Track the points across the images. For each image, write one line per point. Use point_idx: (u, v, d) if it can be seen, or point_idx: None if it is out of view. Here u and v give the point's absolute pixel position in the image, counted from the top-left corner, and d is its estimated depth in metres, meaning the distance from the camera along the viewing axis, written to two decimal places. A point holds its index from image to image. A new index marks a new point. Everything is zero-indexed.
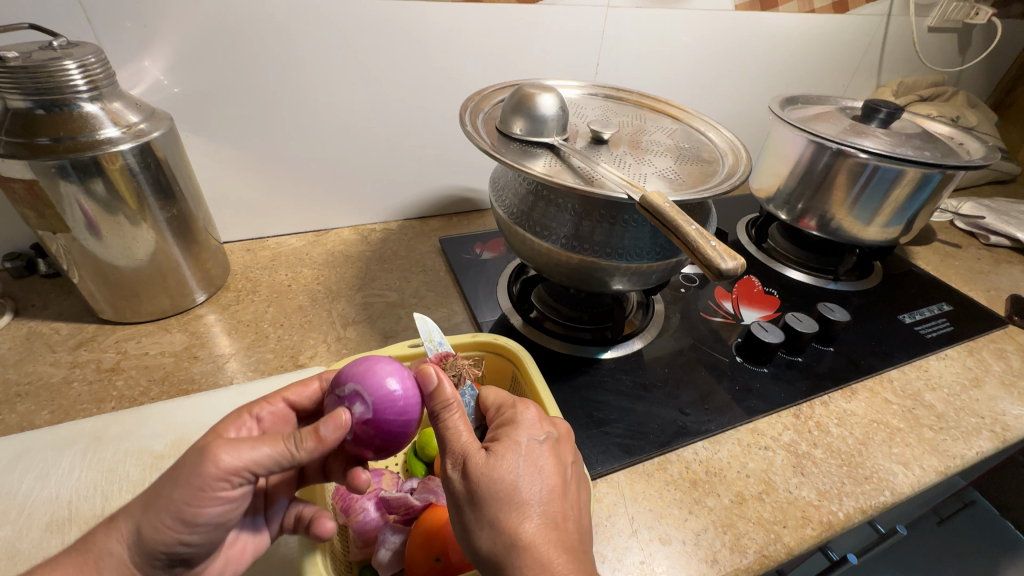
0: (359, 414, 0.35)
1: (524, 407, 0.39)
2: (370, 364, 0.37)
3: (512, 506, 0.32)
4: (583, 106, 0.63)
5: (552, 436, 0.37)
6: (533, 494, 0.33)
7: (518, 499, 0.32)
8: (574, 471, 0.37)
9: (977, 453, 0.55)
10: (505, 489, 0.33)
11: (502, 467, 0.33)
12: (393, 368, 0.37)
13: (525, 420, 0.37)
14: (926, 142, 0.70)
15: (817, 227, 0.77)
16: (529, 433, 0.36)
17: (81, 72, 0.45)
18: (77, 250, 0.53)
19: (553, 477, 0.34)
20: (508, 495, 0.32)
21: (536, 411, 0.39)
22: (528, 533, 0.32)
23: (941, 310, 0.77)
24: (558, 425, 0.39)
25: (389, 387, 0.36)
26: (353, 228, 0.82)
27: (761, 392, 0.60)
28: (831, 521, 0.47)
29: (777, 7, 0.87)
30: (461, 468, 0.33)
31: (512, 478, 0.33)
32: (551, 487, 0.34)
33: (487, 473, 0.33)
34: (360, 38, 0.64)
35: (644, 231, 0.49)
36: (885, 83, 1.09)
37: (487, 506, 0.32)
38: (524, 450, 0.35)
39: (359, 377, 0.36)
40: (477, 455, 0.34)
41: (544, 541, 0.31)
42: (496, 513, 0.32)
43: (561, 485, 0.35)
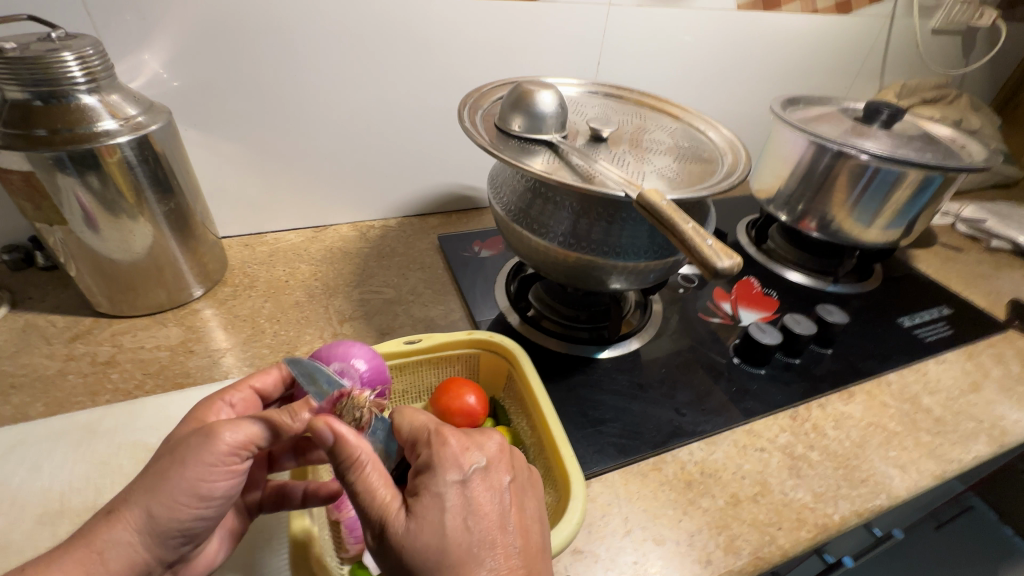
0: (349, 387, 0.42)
1: (444, 436, 0.34)
2: (345, 346, 0.44)
3: (443, 565, 0.29)
4: (582, 104, 0.63)
5: (483, 463, 0.33)
6: (467, 546, 0.30)
7: (451, 557, 0.29)
8: (513, 492, 0.34)
9: (975, 458, 0.54)
10: (433, 549, 0.30)
11: (424, 528, 0.30)
12: (368, 349, 0.45)
13: (446, 456, 0.33)
14: (928, 144, 0.69)
15: (817, 228, 0.77)
16: (451, 477, 0.32)
17: (79, 63, 0.44)
18: (74, 243, 0.53)
19: (489, 516, 0.31)
20: (438, 551, 0.29)
21: (459, 437, 0.34)
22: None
23: (941, 313, 0.76)
24: (491, 443, 0.35)
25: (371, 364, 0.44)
26: (351, 225, 0.81)
27: (758, 394, 0.59)
28: (827, 524, 0.46)
29: (780, 8, 0.86)
30: (383, 539, 0.31)
31: (439, 538, 0.30)
32: (488, 530, 0.31)
33: (409, 537, 0.30)
34: (360, 32, 0.64)
35: (641, 229, 0.49)
36: (888, 85, 1.09)
37: (416, 570, 0.30)
38: (448, 501, 0.31)
39: (342, 359, 0.43)
40: (398, 521, 0.30)
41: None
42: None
43: (502, 524, 0.32)
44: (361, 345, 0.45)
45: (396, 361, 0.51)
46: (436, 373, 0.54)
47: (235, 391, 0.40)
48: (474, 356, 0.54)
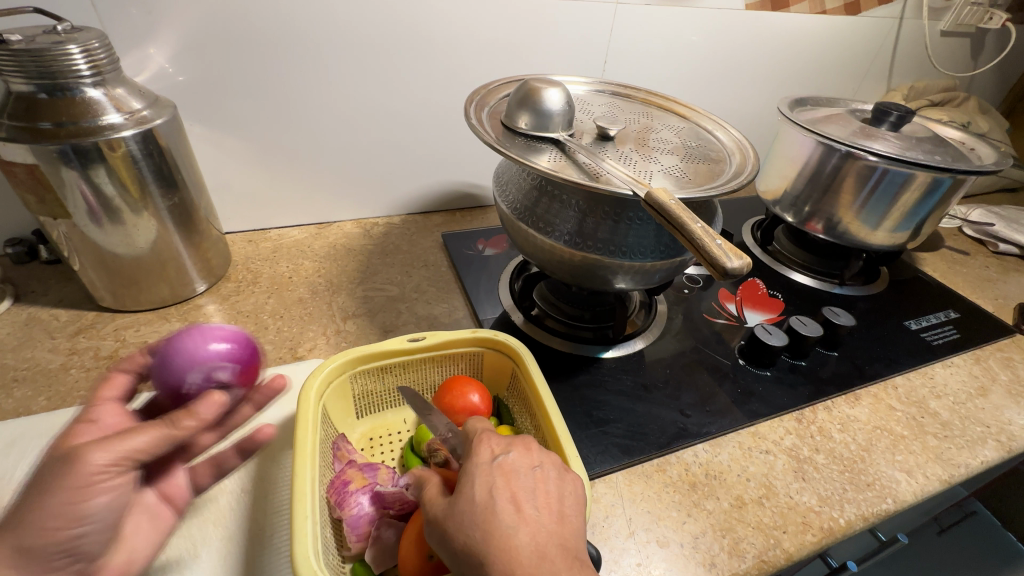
0: (227, 374, 0.39)
1: (482, 433, 0.40)
2: (175, 352, 0.37)
3: (476, 527, 0.33)
4: (589, 102, 0.62)
5: (511, 450, 0.38)
6: (493, 508, 0.34)
7: (481, 519, 0.33)
8: (543, 475, 0.37)
9: (982, 463, 0.54)
10: (466, 515, 0.34)
11: (459, 499, 0.35)
12: (200, 335, 0.38)
13: (481, 447, 0.38)
14: (937, 146, 0.69)
15: (823, 230, 0.76)
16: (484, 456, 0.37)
17: (84, 56, 0.44)
18: (78, 237, 0.52)
19: (512, 486, 0.35)
20: (470, 515, 0.33)
21: (491, 433, 0.40)
22: (496, 545, 0.32)
23: (948, 317, 0.76)
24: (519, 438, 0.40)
25: (219, 343, 0.39)
26: (355, 222, 0.81)
27: (764, 396, 0.59)
28: (832, 528, 0.46)
29: (788, 7, 0.86)
30: (431, 520, 0.35)
31: (472, 500, 0.34)
32: (515, 497, 0.34)
33: (449, 509, 0.34)
34: (366, 27, 0.64)
35: (648, 229, 0.49)
36: (896, 87, 1.08)
37: (455, 538, 0.33)
38: (479, 472, 0.36)
39: (191, 367, 0.37)
40: (441, 502, 0.35)
41: (513, 547, 0.32)
42: (465, 541, 0.33)
43: (528, 494, 0.35)
44: (189, 341, 0.38)
45: (399, 359, 0.51)
46: (440, 372, 0.54)
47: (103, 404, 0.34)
48: (478, 354, 0.54)
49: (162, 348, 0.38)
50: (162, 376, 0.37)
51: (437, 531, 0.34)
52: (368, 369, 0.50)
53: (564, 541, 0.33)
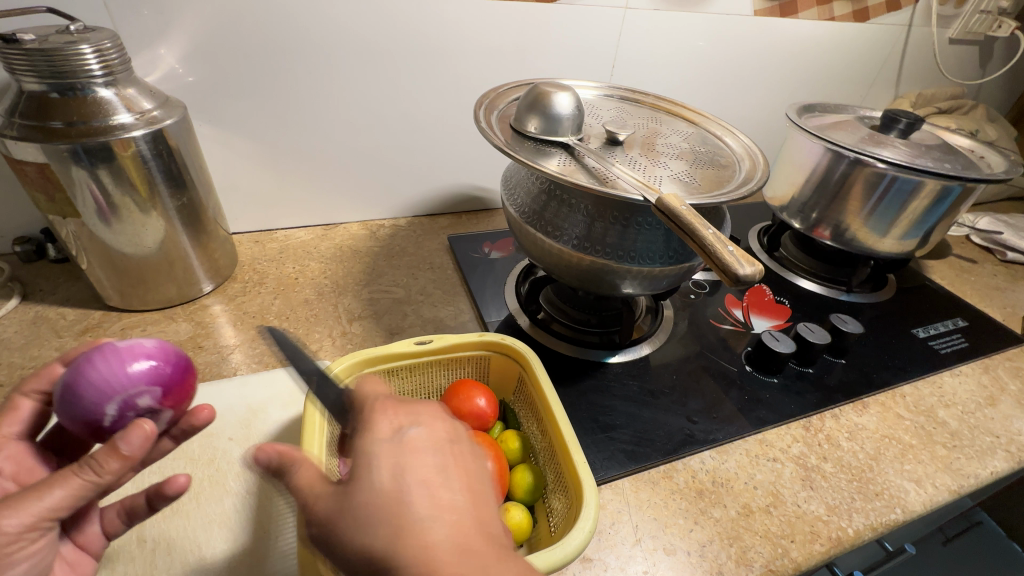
0: (150, 400, 0.34)
1: (380, 402, 0.32)
2: (82, 381, 0.32)
3: (379, 527, 0.26)
4: (598, 107, 0.62)
5: (418, 422, 0.30)
6: (401, 497, 0.26)
7: (387, 513, 0.26)
8: (459, 452, 0.30)
9: (991, 473, 0.53)
10: (368, 509, 0.26)
11: (356, 491, 0.27)
12: (112, 357, 0.33)
13: (379, 420, 0.30)
14: (946, 154, 0.69)
15: (831, 237, 0.76)
16: (381, 434, 0.29)
17: (97, 56, 0.44)
18: (86, 236, 0.53)
19: (424, 467, 0.28)
20: (370, 510, 0.26)
21: (389, 402, 0.32)
22: (406, 548, 0.25)
23: (956, 325, 0.75)
24: (427, 407, 0.32)
25: (138, 364, 0.34)
26: (362, 224, 0.81)
27: (771, 403, 0.59)
28: (840, 538, 0.46)
29: (797, 14, 0.86)
30: (314, 520, 0.28)
31: (373, 490, 0.27)
32: (427, 480, 0.27)
33: (343, 506, 0.27)
34: (375, 30, 0.64)
35: (657, 234, 0.48)
36: (904, 94, 1.08)
37: (352, 539, 0.26)
38: (378, 454, 0.28)
39: (104, 399, 0.32)
40: (327, 497, 0.28)
41: (429, 545, 0.25)
42: (365, 543, 0.26)
43: (443, 475, 0.28)
44: (93, 366, 0.32)
45: (406, 362, 0.51)
46: (446, 375, 0.54)
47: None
48: (485, 358, 0.53)
49: (65, 377, 0.33)
50: (72, 412, 0.32)
51: (325, 534, 0.27)
52: (375, 371, 0.49)
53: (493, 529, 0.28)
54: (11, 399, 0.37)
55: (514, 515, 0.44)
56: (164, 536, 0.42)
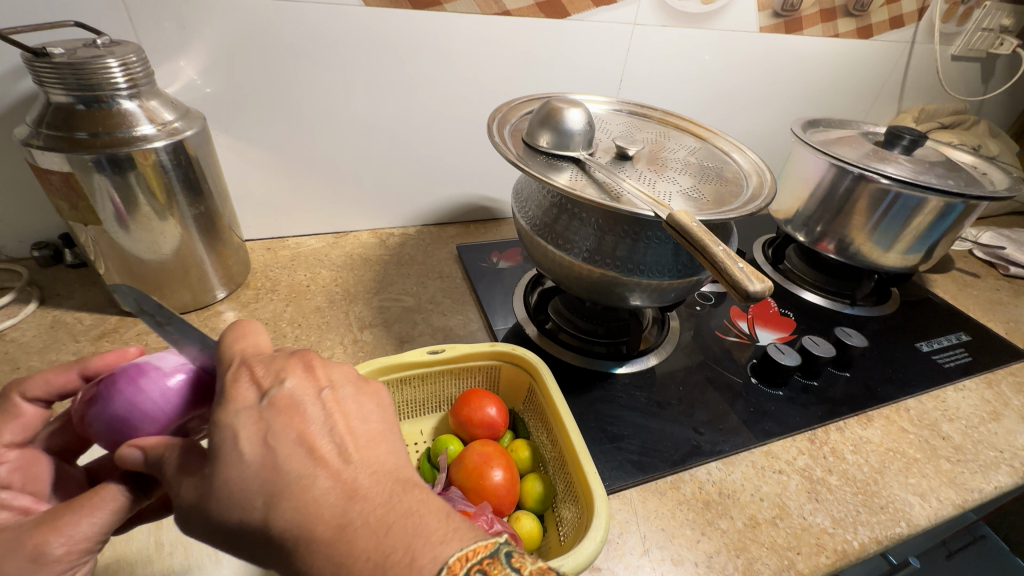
0: (195, 421, 0.36)
1: (234, 368, 0.29)
2: (138, 410, 0.33)
3: (250, 500, 0.26)
4: (608, 121, 0.64)
5: (283, 376, 0.29)
6: (274, 461, 0.26)
7: (260, 483, 0.25)
8: (334, 401, 0.29)
9: (996, 488, 0.54)
10: (236, 485, 0.25)
11: (221, 470, 0.26)
12: (155, 386, 0.34)
13: (239, 385, 0.28)
14: (949, 171, 0.69)
15: (835, 250, 0.77)
16: (241, 402, 0.27)
17: (122, 70, 0.46)
18: (105, 242, 0.54)
19: (293, 427, 0.27)
20: (239, 486, 0.25)
21: (250, 362, 0.29)
22: (285, 511, 0.25)
23: (960, 339, 0.76)
24: (290, 360, 0.30)
25: (187, 391, 0.35)
26: (372, 232, 0.82)
27: (776, 415, 0.59)
28: (846, 550, 0.46)
29: (802, 30, 0.87)
30: (182, 507, 0.27)
31: (239, 463, 0.26)
32: (302, 439, 0.27)
33: (209, 486, 0.26)
34: (389, 44, 0.65)
35: (666, 248, 0.49)
36: (907, 109, 1.09)
37: (228, 516, 0.26)
38: (240, 425, 0.26)
39: (161, 424, 0.34)
40: (193, 483, 0.27)
41: (308, 502, 0.25)
42: (241, 516, 0.26)
43: (320, 427, 0.28)
44: (142, 397, 0.33)
45: (418, 371, 0.51)
46: (457, 384, 0.54)
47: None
48: (495, 368, 0.54)
49: (114, 405, 0.33)
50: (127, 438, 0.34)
51: (196, 515, 0.27)
52: (388, 380, 0.50)
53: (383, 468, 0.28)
54: (15, 405, 0.36)
55: (524, 524, 0.45)
56: (181, 540, 0.43)
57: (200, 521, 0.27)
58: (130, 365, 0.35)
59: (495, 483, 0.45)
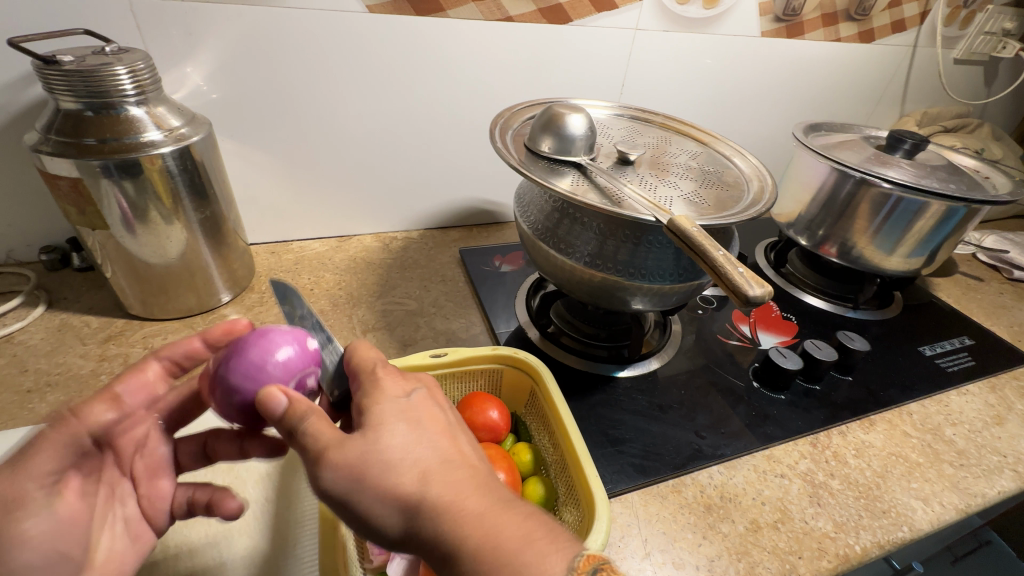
0: (315, 381, 0.37)
1: (382, 368, 0.34)
2: (269, 357, 0.34)
3: (406, 473, 0.28)
4: (609, 126, 0.64)
5: (420, 386, 0.33)
6: (422, 445, 0.30)
7: (408, 461, 0.29)
8: (455, 414, 0.34)
9: (999, 493, 0.54)
10: (394, 456, 0.29)
11: (384, 438, 0.29)
12: (276, 340, 0.35)
13: (383, 385, 0.33)
14: (951, 175, 0.70)
15: (837, 254, 0.77)
16: (392, 397, 0.32)
17: (130, 76, 0.46)
18: (112, 246, 0.54)
19: (439, 424, 0.32)
20: (396, 456, 0.29)
21: (389, 370, 0.34)
22: (434, 490, 0.28)
23: (962, 343, 0.76)
24: (428, 381, 0.35)
25: (308, 344, 0.36)
26: (375, 236, 0.83)
27: (778, 419, 0.59)
28: (847, 555, 0.46)
29: (803, 35, 0.87)
30: (320, 461, 0.29)
31: (394, 443, 0.29)
32: (440, 434, 0.31)
33: (368, 449, 0.29)
34: (393, 49, 0.66)
35: (667, 253, 0.49)
36: (909, 113, 1.09)
37: (377, 485, 0.28)
38: (398, 412, 0.31)
39: (289, 375, 0.35)
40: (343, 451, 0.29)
41: (454, 488, 0.28)
42: (390, 486, 0.28)
43: (449, 430, 0.32)
44: (270, 346, 0.34)
45: (421, 373, 0.52)
46: (459, 387, 0.55)
47: (119, 408, 0.37)
48: (497, 370, 0.54)
49: (247, 357, 0.34)
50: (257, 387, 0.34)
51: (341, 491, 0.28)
52: None
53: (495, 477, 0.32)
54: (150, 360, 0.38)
55: None
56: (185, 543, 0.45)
57: (342, 478, 0.28)
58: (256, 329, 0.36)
59: None
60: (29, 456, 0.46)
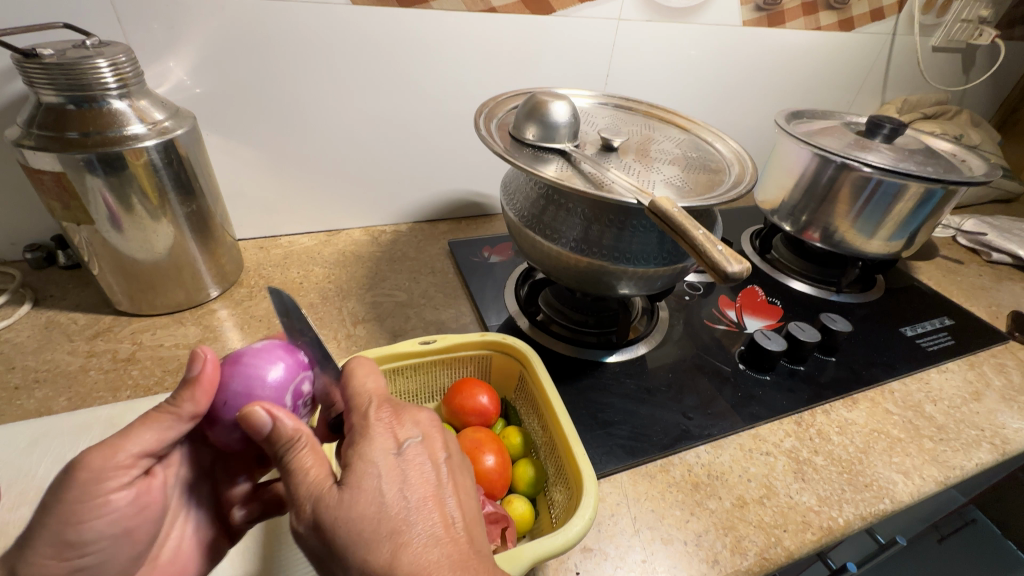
0: (308, 386, 0.39)
1: (377, 408, 0.34)
2: (259, 379, 0.36)
3: (381, 545, 0.29)
4: (593, 115, 0.65)
5: (415, 434, 0.34)
6: (403, 515, 0.30)
7: (386, 532, 0.29)
8: (447, 469, 0.34)
9: (977, 465, 0.55)
10: (369, 524, 0.29)
11: (360, 500, 0.30)
12: (261, 358, 0.36)
13: (377, 429, 0.33)
14: (929, 158, 0.71)
15: (820, 239, 0.78)
16: (384, 448, 0.32)
17: (112, 70, 0.46)
18: (98, 242, 0.54)
19: (425, 486, 0.32)
20: (375, 526, 0.29)
21: (387, 408, 0.35)
22: (407, 563, 0.29)
23: (942, 324, 0.77)
24: (426, 424, 0.35)
25: (295, 358, 0.38)
26: (364, 230, 0.83)
27: (763, 399, 0.60)
28: (831, 527, 0.47)
29: (784, 24, 0.89)
30: (303, 515, 0.30)
31: (375, 509, 0.30)
32: (423, 500, 0.31)
33: (343, 513, 0.29)
34: (377, 42, 0.66)
35: (651, 237, 0.50)
36: (889, 100, 1.11)
37: (352, 555, 0.29)
38: (383, 471, 0.31)
39: (281, 390, 0.36)
40: (325, 509, 0.30)
41: (428, 563, 0.29)
42: (361, 558, 0.29)
43: (435, 492, 0.32)
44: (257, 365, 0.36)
45: (411, 360, 0.52)
46: (448, 374, 0.55)
47: None
48: (486, 357, 0.55)
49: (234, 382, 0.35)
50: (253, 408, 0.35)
51: (320, 550, 0.30)
52: (381, 370, 0.51)
53: (480, 548, 0.32)
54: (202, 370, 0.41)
55: (516, 506, 0.46)
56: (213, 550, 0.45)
57: (322, 540, 0.30)
58: (237, 352, 0.37)
59: (487, 467, 0.46)
60: (19, 451, 0.47)
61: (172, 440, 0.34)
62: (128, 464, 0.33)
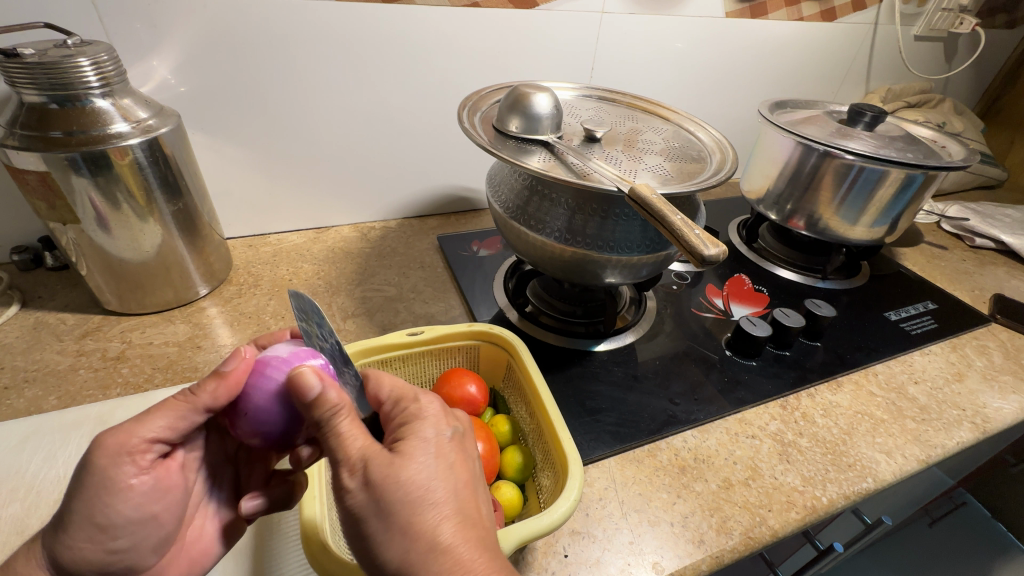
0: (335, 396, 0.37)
1: (428, 394, 0.37)
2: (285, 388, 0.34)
3: (427, 513, 0.30)
4: (577, 107, 0.66)
5: (458, 424, 0.36)
6: (450, 490, 0.31)
7: (432, 502, 0.30)
8: (480, 465, 0.36)
9: (957, 443, 0.56)
10: (417, 493, 0.30)
11: (410, 468, 0.31)
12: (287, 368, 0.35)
13: (427, 411, 0.35)
14: (909, 144, 0.72)
15: (805, 227, 0.79)
16: (436, 427, 0.34)
17: (94, 69, 0.46)
18: (86, 243, 0.54)
19: (468, 472, 0.33)
20: (423, 495, 0.30)
21: (436, 396, 0.37)
22: (445, 537, 0.30)
23: (926, 308, 0.79)
24: (466, 421, 0.37)
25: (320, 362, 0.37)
26: (353, 226, 0.83)
27: (749, 383, 0.61)
28: (815, 506, 0.48)
29: (766, 15, 0.90)
30: (351, 472, 0.31)
31: (423, 480, 0.31)
32: (465, 483, 0.32)
33: (395, 477, 0.30)
34: (360, 40, 0.66)
35: (634, 224, 0.51)
36: (873, 89, 1.12)
37: (396, 518, 0.30)
38: (433, 447, 0.33)
39: None
40: (375, 471, 0.30)
41: (464, 542, 0.30)
42: (406, 523, 0.29)
43: (473, 479, 0.33)
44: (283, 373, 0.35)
45: (399, 352, 0.52)
46: (438, 365, 0.56)
47: None
48: (475, 347, 0.56)
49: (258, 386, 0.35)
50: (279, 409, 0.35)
51: (359, 511, 0.30)
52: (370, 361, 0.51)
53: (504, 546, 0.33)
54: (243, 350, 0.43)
55: (504, 492, 0.46)
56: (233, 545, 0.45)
57: (365, 500, 0.30)
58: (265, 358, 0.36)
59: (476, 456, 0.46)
60: (10, 449, 0.47)
61: (184, 430, 0.35)
62: (143, 449, 0.33)
